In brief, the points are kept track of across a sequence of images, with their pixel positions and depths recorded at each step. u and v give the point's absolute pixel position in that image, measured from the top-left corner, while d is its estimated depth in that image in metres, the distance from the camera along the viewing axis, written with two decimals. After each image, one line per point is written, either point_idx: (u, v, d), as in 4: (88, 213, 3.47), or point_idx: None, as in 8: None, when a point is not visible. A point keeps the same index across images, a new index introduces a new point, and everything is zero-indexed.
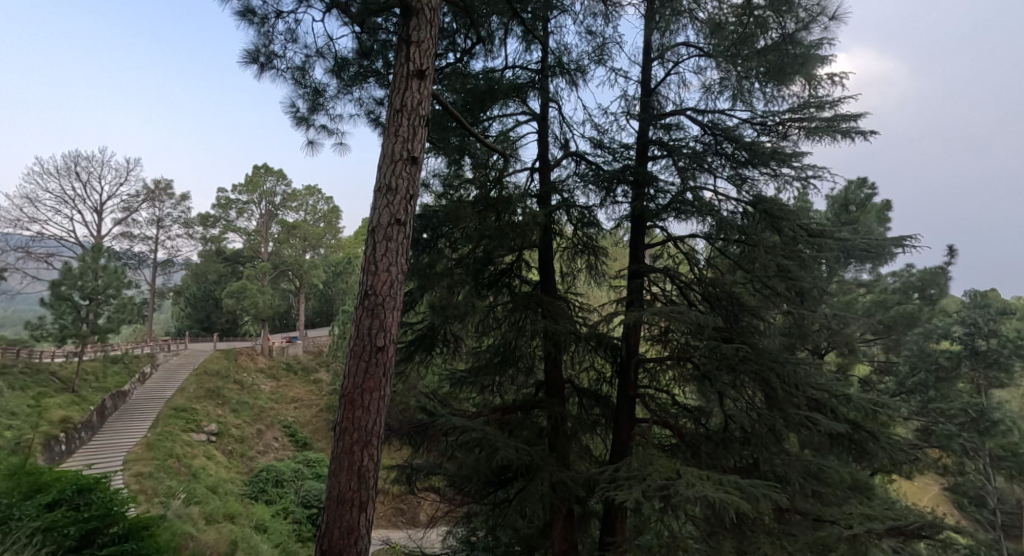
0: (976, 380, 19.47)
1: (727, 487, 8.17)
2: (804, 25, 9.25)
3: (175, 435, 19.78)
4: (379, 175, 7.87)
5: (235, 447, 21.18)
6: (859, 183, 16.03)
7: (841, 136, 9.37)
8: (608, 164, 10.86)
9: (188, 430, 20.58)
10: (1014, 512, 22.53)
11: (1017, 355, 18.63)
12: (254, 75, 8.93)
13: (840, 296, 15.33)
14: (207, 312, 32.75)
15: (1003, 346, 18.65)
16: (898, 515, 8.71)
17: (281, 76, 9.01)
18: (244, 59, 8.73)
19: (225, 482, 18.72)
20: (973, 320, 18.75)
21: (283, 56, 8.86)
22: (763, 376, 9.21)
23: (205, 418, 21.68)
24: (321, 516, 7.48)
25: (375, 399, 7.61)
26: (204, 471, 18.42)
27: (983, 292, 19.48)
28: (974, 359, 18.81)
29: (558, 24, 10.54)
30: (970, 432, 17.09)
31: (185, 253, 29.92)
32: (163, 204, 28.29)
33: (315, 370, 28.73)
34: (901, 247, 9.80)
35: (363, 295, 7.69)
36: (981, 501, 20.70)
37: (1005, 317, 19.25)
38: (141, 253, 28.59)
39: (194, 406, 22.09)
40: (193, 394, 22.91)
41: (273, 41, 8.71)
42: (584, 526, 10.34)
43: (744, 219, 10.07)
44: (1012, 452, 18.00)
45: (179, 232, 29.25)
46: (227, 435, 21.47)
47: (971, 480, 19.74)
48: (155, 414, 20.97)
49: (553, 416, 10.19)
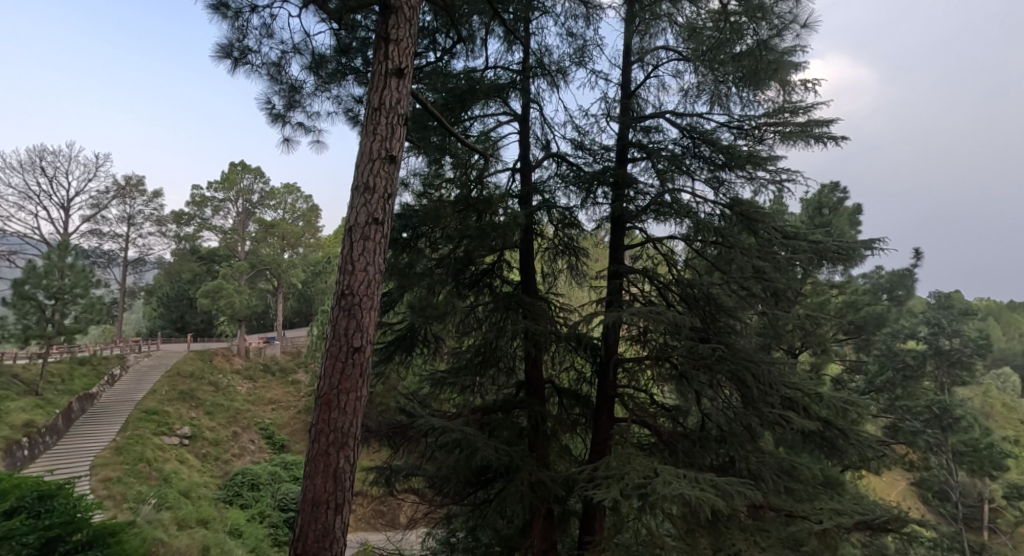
0: (940, 380, 19.90)
1: (703, 485, 8.25)
2: (776, 32, 9.12)
3: (145, 438, 19.58)
4: (357, 175, 7.84)
5: (209, 450, 21.00)
6: (832, 187, 16.22)
7: (814, 141, 9.52)
8: (588, 165, 10.93)
9: (159, 433, 20.39)
10: (977, 505, 23.07)
11: (979, 353, 19.05)
12: (228, 70, 8.87)
13: (812, 297, 15.58)
14: (181, 312, 32.10)
15: (965, 346, 19.09)
16: (865, 510, 8.82)
17: (256, 72, 8.96)
18: (217, 53, 8.67)
19: (199, 486, 18.52)
20: (937, 319, 19.12)
21: (257, 51, 8.80)
22: (739, 375, 9.31)
23: (177, 421, 21.48)
24: (296, 519, 7.45)
25: (352, 399, 7.59)
26: (176, 475, 18.25)
27: (947, 292, 19.87)
28: (938, 358, 19.18)
29: (538, 25, 10.58)
30: (935, 430, 17.43)
31: (158, 251, 29.61)
32: (134, 201, 28.03)
33: (293, 371, 28.46)
34: (869, 250, 9.88)
35: (340, 295, 7.68)
36: (945, 495, 21.11)
37: (967, 318, 19.71)
38: (111, 251, 28.28)
39: (165, 409, 21.84)
40: (165, 396, 22.66)
41: (248, 36, 8.66)
42: (563, 525, 10.36)
43: (721, 220, 10.19)
44: (972, 448, 18.46)
45: (151, 229, 28.97)
46: (200, 438, 21.29)
47: (936, 475, 20.15)
48: (125, 417, 20.69)
49: (533, 416, 10.27)
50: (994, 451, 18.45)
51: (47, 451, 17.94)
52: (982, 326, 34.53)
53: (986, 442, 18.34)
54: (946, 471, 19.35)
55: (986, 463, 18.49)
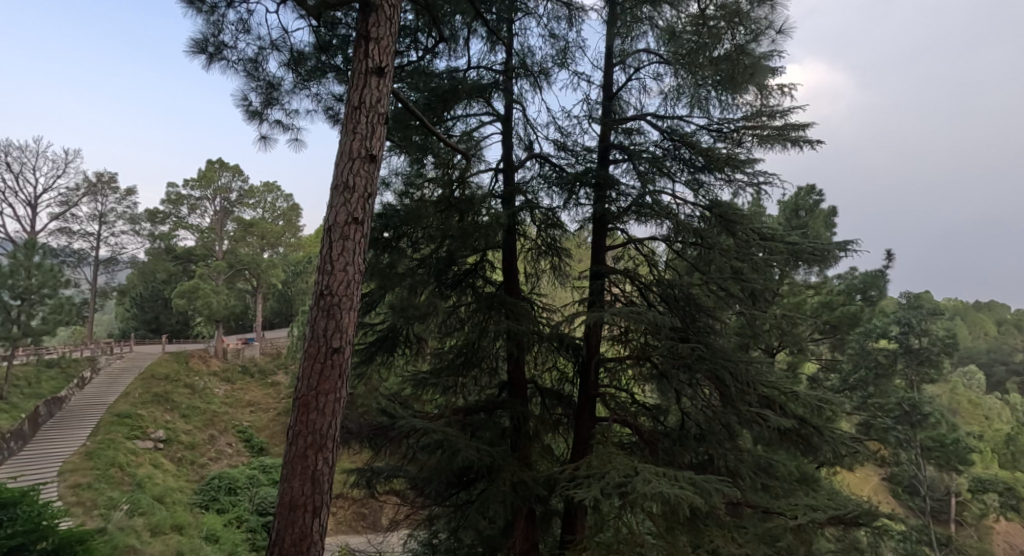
0: (909, 378, 20.24)
1: (682, 482, 8.31)
2: (753, 37, 9.37)
3: (118, 442, 19.39)
4: (337, 174, 7.82)
5: (185, 454, 20.83)
6: (808, 189, 16.34)
7: (790, 144, 9.65)
8: (570, 166, 10.98)
9: (132, 437, 20.19)
10: (944, 499, 23.46)
11: (947, 351, 19.39)
12: (203, 65, 8.83)
13: (787, 297, 15.78)
14: (156, 313, 31.40)
15: (933, 345, 19.43)
16: (839, 506, 8.93)
17: (232, 68, 8.91)
18: (192, 48, 8.63)
19: (174, 491, 18.37)
20: (907, 319, 19.31)
21: (233, 47, 8.77)
22: (718, 374, 9.40)
23: (151, 424, 21.27)
24: (272, 523, 7.42)
25: (331, 401, 7.57)
26: (150, 480, 18.08)
27: (917, 292, 20.08)
28: (908, 357, 19.48)
29: (522, 26, 10.61)
30: (905, 425, 17.69)
31: (130, 250, 29.35)
32: (106, 199, 27.88)
33: (272, 373, 28.18)
34: (844, 251, 9.99)
35: (319, 296, 7.66)
36: (915, 490, 21.44)
37: (936, 317, 19.98)
38: (81, 250, 27.97)
39: (139, 412, 21.61)
40: (138, 399, 22.42)
41: (223, 31, 8.64)
42: (545, 525, 10.39)
43: (700, 222, 10.29)
44: (940, 443, 18.73)
45: (123, 228, 28.77)
46: (175, 442, 21.12)
47: (907, 471, 20.45)
48: (96, 420, 20.46)
49: (515, 416, 10.29)
50: (961, 446, 18.79)
51: (13, 457, 17.70)
52: (948, 323, 35.08)
53: (953, 437, 18.66)
54: (916, 467, 19.63)
55: (952, 458, 18.85)
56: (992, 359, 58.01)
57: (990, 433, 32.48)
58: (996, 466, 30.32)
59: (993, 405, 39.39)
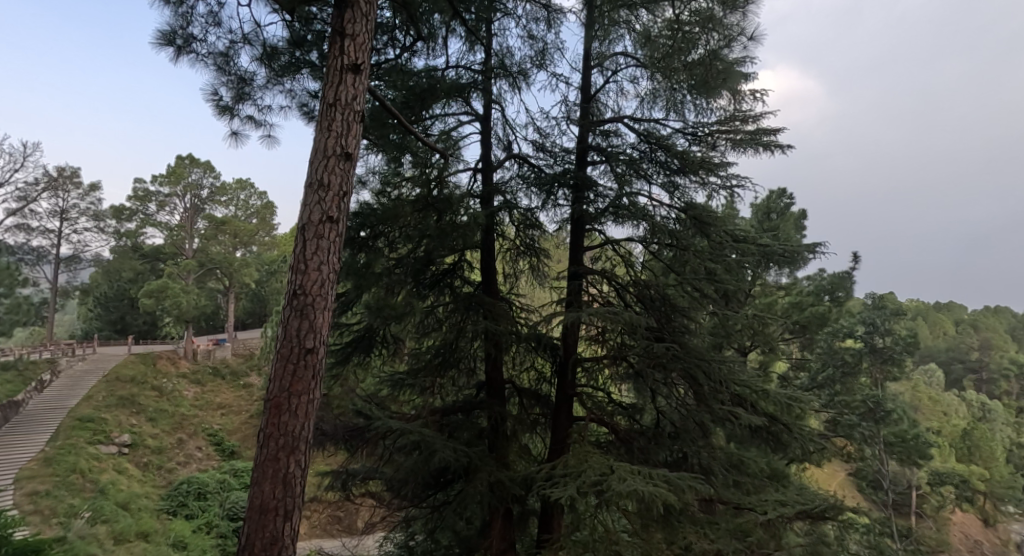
0: (874, 376, 20.61)
1: (656, 480, 8.38)
2: (726, 42, 9.49)
3: (79, 447, 19.10)
4: (311, 172, 7.78)
5: (151, 458, 20.59)
6: (779, 193, 16.64)
7: (762, 148, 9.81)
8: (549, 167, 11.03)
9: (95, 442, 19.90)
10: (906, 493, 23.93)
11: (909, 350, 19.70)
12: (171, 59, 8.78)
13: (759, 298, 15.97)
14: (121, 313, 31.36)
15: (896, 344, 19.77)
16: (807, 500, 9.09)
17: (201, 61, 8.87)
18: (159, 40, 8.59)
19: (139, 497, 18.15)
20: (872, 319, 19.68)
21: (203, 40, 8.75)
22: (692, 373, 9.51)
23: (116, 428, 20.96)
24: (242, 527, 7.37)
25: (303, 402, 7.53)
26: (113, 487, 17.85)
27: (881, 294, 20.46)
28: (873, 355, 19.80)
29: (501, 26, 10.64)
30: (869, 422, 18.01)
31: (94, 248, 28.80)
32: (68, 195, 27.43)
33: (245, 373, 27.88)
34: (811, 253, 10.33)
35: (292, 295, 7.62)
36: (878, 484, 21.84)
37: (899, 318, 20.38)
38: (41, 248, 27.41)
39: (102, 416, 21.30)
40: (102, 402, 22.10)
41: (193, 23, 8.63)
42: (523, 524, 10.41)
43: (676, 224, 10.38)
44: (901, 439, 19.09)
45: (86, 225, 28.33)
46: (141, 446, 20.86)
47: (871, 466, 20.83)
48: (56, 425, 20.13)
49: (493, 416, 10.32)
50: (921, 442, 19.16)
51: None
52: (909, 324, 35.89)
53: (914, 433, 19.01)
54: (880, 463, 19.99)
55: (913, 453, 19.26)
56: (951, 357, 59.54)
57: (948, 429, 33.26)
58: (953, 460, 30.99)
59: (950, 403, 40.44)
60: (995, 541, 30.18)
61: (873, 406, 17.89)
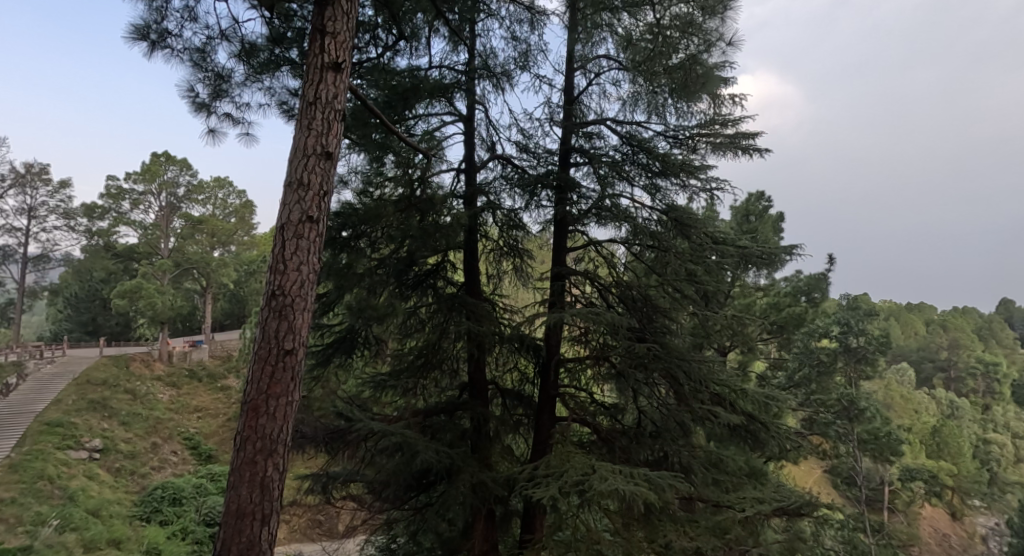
0: (849, 375, 20.82)
1: (637, 479, 8.43)
2: (706, 47, 9.58)
3: (48, 453, 18.84)
4: (291, 171, 7.75)
5: (124, 464, 20.35)
6: (758, 195, 16.82)
7: (741, 152, 9.91)
8: (533, 168, 11.06)
9: (65, 447, 19.64)
10: (879, 489, 24.25)
11: (882, 349, 19.91)
12: (145, 53, 8.70)
13: (737, 298, 16.09)
14: (93, 314, 31.19)
15: (870, 343, 20.01)
16: (782, 497, 9.20)
17: (177, 57, 8.80)
18: (133, 35, 8.50)
19: (112, 503, 17.93)
20: (846, 320, 19.88)
21: (178, 35, 8.69)
22: (672, 373, 9.58)
23: (86, 433, 20.70)
24: (218, 532, 7.32)
25: (282, 405, 7.50)
26: (83, 493, 17.62)
27: (855, 294, 20.72)
28: (847, 355, 20.01)
29: (484, 27, 10.65)
30: (844, 420, 18.22)
31: (64, 247, 28.05)
32: (36, 192, 26.85)
33: (222, 376, 27.64)
34: (788, 255, 10.50)
35: (271, 296, 7.58)
36: (851, 481, 22.10)
37: (873, 318, 20.63)
38: (8, 247, 26.88)
39: (71, 420, 21.01)
40: (72, 406, 21.81)
41: (168, 18, 8.57)
42: (505, 525, 10.43)
43: (657, 226, 10.46)
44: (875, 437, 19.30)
45: (56, 223, 27.59)
46: (113, 451, 20.61)
47: (845, 464, 21.07)
48: (24, 430, 19.82)
49: (475, 417, 10.35)
50: (893, 439, 19.41)
51: None
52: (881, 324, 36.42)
53: (887, 431, 19.24)
54: (854, 461, 20.22)
55: (887, 450, 19.49)
56: (921, 356, 60.58)
57: (919, 426, 33.80)
58: (923, 455, 31.54)
59: (921, 401, 41.10)
60: (962, 534, 31.29)
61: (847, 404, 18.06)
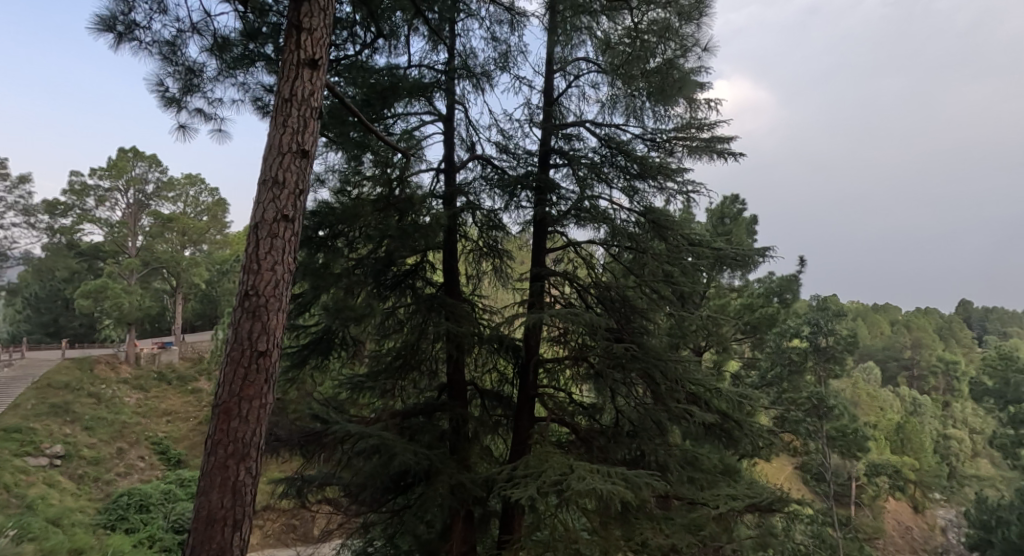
0: (818, 374, 21.10)
1: (614, 478, 8.47)
2: (682, 52, 9.70)
3: (6, 460, 18.47)
4: (266, 169, 7.71)
5: (86, 471, 20.05)
6: (733, 198, 16.99)
7: (716, 156, 10.02)
8: (512, 169, 11.09)
9: (24, 454, 19.29)
10: (847, 486, 24.65)
11: (850, 348, 20.22)
12: (112, 45, 8.59)
13: (711, 299, 16.26)
14: (54, 315, 31.57)
15: (838, 343, 20.30)
16: (755, 494, 9.32)
17: (146, 50, 8.71)
18: (101, 26, 8.40)
19: (73, 511, 17.63)
20: (816, 320, 20.07)
21: (147, 27, 8.61)
22: (650, 373, 9.65)
23: (47, 439, 20.34)
24: (188, 537, 7.25)
25: (255, 407, 7.45)
26: (43, 501, 17.31)
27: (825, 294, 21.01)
28: (817, 354, 20.26)
29: (464, 27, 10.66)
30: (813, 418, 18.49)
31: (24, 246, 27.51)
32: None
33: (193, 379, 27.36)
34: (761, 257, 10.65)
35: (244, 296, 7.53)
36: (819, 478, 22.44)
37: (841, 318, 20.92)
38: None
39: (32, 426, 20.64)
40: (32, 411, 21.45)
41: (136, 9, 8.48)
42: (484, 526, 10.45)
43: (635, 228, 10.54)
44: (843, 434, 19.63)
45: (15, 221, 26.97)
46: (76, 458, 20.32)
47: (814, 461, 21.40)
48: None
49: (454, 418, 10.36)
50: (860, 436, 19.73)
51: None
52: None
53: (854, 428, 19.56)
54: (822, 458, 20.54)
55: (853, 447, 19.82)
56: (887, 356, 61.72)
57: (886, 422, 34.41)
58: (888, 451, 32.17)
59: (886, 399, 41.87)
60: (924, 527, 31.96)
61: (817, 403, 18.31)
